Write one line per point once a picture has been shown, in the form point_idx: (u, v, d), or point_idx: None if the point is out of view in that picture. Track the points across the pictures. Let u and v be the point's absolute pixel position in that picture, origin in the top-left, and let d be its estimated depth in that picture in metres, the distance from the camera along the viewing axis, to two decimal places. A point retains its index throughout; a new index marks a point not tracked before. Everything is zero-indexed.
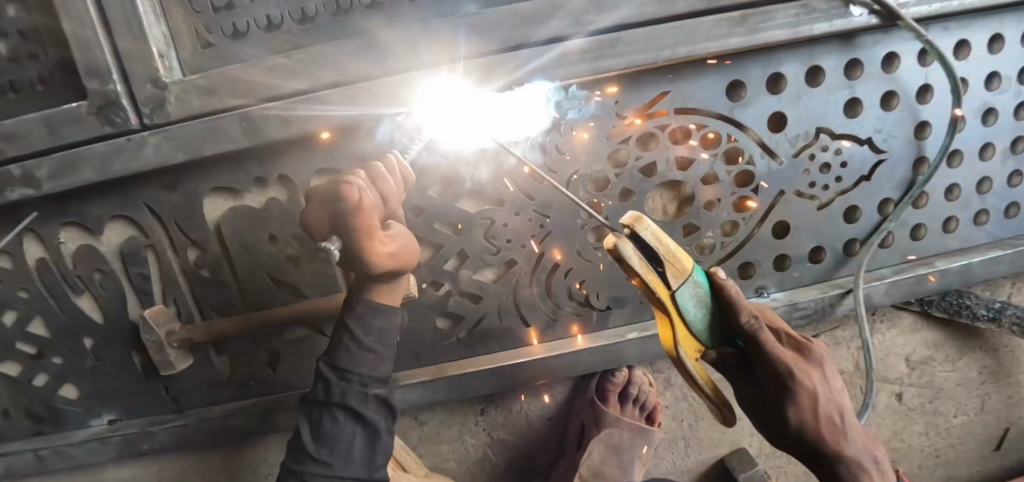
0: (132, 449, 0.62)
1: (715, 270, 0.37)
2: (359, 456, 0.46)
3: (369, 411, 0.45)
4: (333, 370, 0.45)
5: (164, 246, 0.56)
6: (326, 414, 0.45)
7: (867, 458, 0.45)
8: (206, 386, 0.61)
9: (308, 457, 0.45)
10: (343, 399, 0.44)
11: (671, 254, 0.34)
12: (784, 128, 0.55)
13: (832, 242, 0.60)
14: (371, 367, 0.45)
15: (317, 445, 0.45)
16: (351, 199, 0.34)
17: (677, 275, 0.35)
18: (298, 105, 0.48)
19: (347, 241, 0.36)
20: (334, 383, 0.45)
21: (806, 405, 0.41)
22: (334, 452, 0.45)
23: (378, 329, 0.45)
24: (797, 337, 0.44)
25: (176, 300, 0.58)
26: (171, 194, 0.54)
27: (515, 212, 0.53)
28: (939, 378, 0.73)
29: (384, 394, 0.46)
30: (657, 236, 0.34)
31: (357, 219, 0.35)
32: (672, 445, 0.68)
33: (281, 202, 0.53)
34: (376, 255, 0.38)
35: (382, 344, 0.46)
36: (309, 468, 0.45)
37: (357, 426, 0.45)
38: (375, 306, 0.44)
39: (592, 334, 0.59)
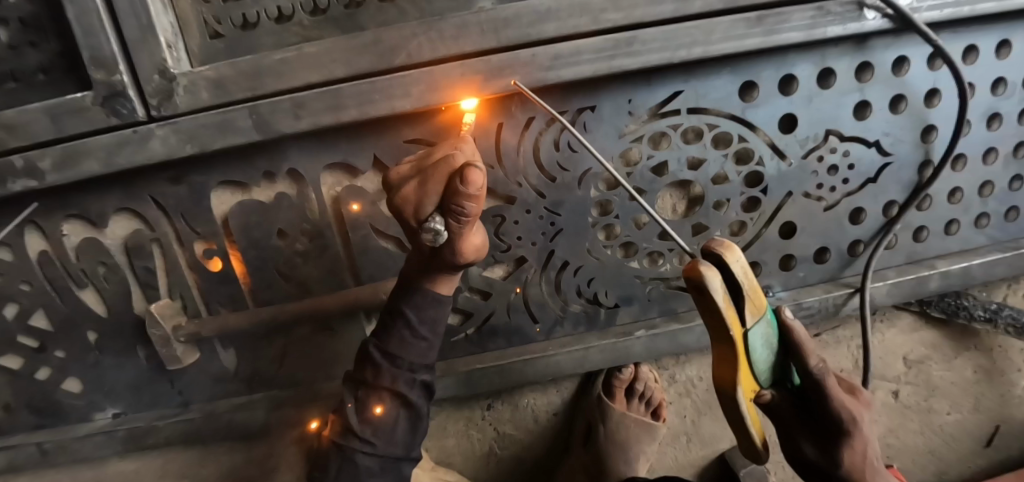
0: (138, 443, 0.62)
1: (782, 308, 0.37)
2: (401, 437, 0.46)
3: (415, 395, 0.46)
4: (385, 353, 0.45)
5: (171, 239, 0.55)
6: (373, 394, 0.45)
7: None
8: (213, 381, 0.61)
9: (352, 437, 0.45)
10: (393, 381, 0.45)
11: (752, 291, 0.34)
12: (794, 130, 0.55)
13: (838, 243, 0.61)
14: (421, 353, 0.45)
15: (361, 424, 0.45)
16: (473, 186, 0.32)
17: (753, 312, 0.34)
18: (309, 100, 0.47)
19: (452, 226, 0.35)
20: (385, 366, 0.45)
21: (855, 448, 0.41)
22: (378, 432, 0.45)
23: (433, 318, 0.44)
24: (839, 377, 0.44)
25: (182, 295, 0.57)
26: (178, 187, 0.53)
27: (525, 210, 0.53)
28: (935, 377, 0.74)
29: (429, 379, 0.47)
30: (743, 269, 0.33)
31: (471, 206, 0.33)
32: (675, 441, 0.69)
33: (290, 196, 0.53)
34: (470, 244, 0.38)
35: (433, 332, 0.45)
36: (352, 446, 0.45)
37: (402, 409, 0.46)
38: (433, 297, 0.44)
39: (599, 332, 0.60)
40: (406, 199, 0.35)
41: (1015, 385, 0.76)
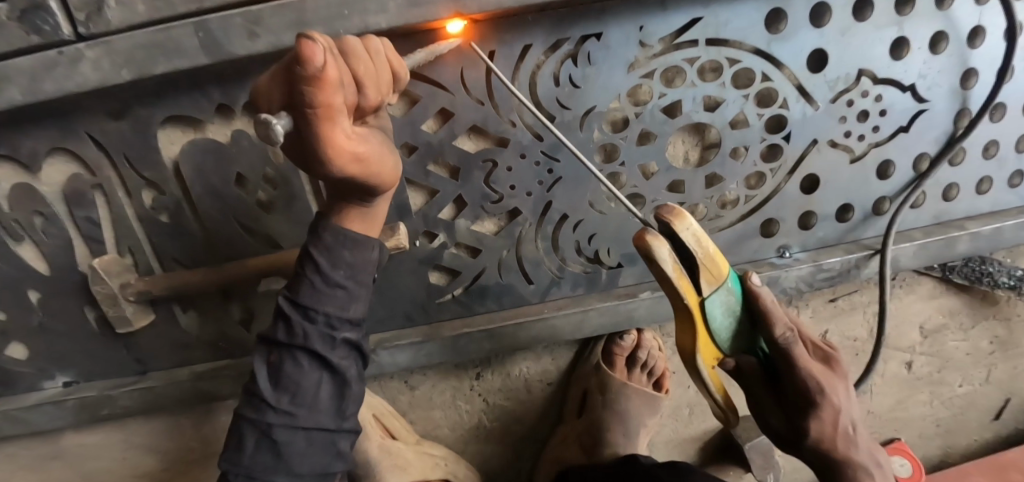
0: (93, 413, 0.56)
1: (750, 276, 0.34)
2: (327, 405, 0.41)
3: (337, 357, 0.40)
4: (295, 308, 0.38)
5: (116, 185, 0.48)
6: (286, 356, 0.39)
7: (868, 456, 0.44)
8: (172, 346, 0.55)
9: (266, 410, 0.40)
10: (307, 341, 0.39)
11: (710, 260, 0.31)
12: (824, 69, 0.49)
13: (862, 199, 0.56)
14: (340, 307, 0.39)
15: (276, 392, 0.40)
16: (310, 66, 0.22)
17: (710, 282, 0.31)
18: (266, 15, 0.39)
19: (300, 128, 0.25)
20: (296, 322, 0.38)
21: (827, 417, 0.39)
22: (296, 401, 0.40)
23: (348, 263, 0.38)
24: (822, 345, 0.40)
25: (132, 250, 0.50)
26: (120, 123, 0.45)
27: (520, 155, 0.47)
28: (949, 348, 0.70)
29: (353, 337, 0.41)
30: (697, 239, 0.30)
31: (314, 98, 0.23)
32: (676, 413, 0.64)
33: (249, 135, 0.46)
34: (338, 154, 0.28)
35: (354, 281, 0.39)
36: (268, 419, 0.40)
37: (324, 373, 0.40)
38: (344, 236, 0.37)
39: (599, 294, 0.54)
40: (262, 101, 0.26)
41: None
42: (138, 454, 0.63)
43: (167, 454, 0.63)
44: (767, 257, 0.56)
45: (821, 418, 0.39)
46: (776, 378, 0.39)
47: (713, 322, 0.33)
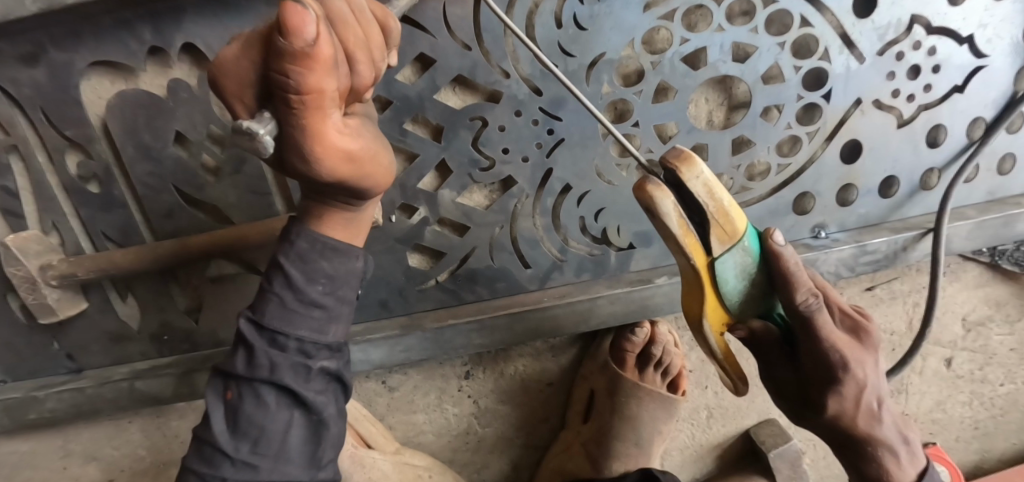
0: (17, 419, 0.48)
1: (772, 232, 0.26)
2: (299, 453, 0.31)
3: (311, 392, 0.31)
4: (259, 332, 0.30)
5: (34, 147, 0.40)
6: (247, 392, 0.30)
7: (901, 444, 0.36)
8: (110, 339, 0.47)
9: (218, 463, 0.30)
10: (274, 372, 0.30)
11: (720, 211, 0.24)
12: (872, 14, 0.42)
13: (909, 171, 0.48)
14: (317, 330, 0.31)
15: (233, 439, 0.30)
16: (299, 38, 0.19)
17: (722, 240, 0.24)
18: None
19: (284, 115, 0.23)
20: (261, 350, 0.30)
21: (851, 397, 0.31)
22: (260, 449, 0.30)
23: (329, 275, 0.31)
24: (851, 313, 0.32)
25: (58, 225, 0.43)
26: (33, 70, 0.37)
27: (514, 112, 0.40)
28: (994, 343, 0.63)
29: (334, 367, 0.32)
30: (708, 189, 0.23)
31: (300, 75, 0.21)
32: (693, 416, 0.57)
33: (189, 85, 0.38)
34: (326, 149, 0.25)
35: (333, 297, 0.32)
36: (222, 473, 0.29)
37: (296, 411, 0.31)
38: (324, 243, 0.31)
39: (607, 279, 0.47)
40: (226, 78, 0.23)
41: None
42: (79, 463, 0.55)
43: (113, 465, 0.55)
44: (799, 238, 0.48)
45: (843, 398, 0.31)
46: (792, 351, 0.32)
47: (725, 290, 0.26)
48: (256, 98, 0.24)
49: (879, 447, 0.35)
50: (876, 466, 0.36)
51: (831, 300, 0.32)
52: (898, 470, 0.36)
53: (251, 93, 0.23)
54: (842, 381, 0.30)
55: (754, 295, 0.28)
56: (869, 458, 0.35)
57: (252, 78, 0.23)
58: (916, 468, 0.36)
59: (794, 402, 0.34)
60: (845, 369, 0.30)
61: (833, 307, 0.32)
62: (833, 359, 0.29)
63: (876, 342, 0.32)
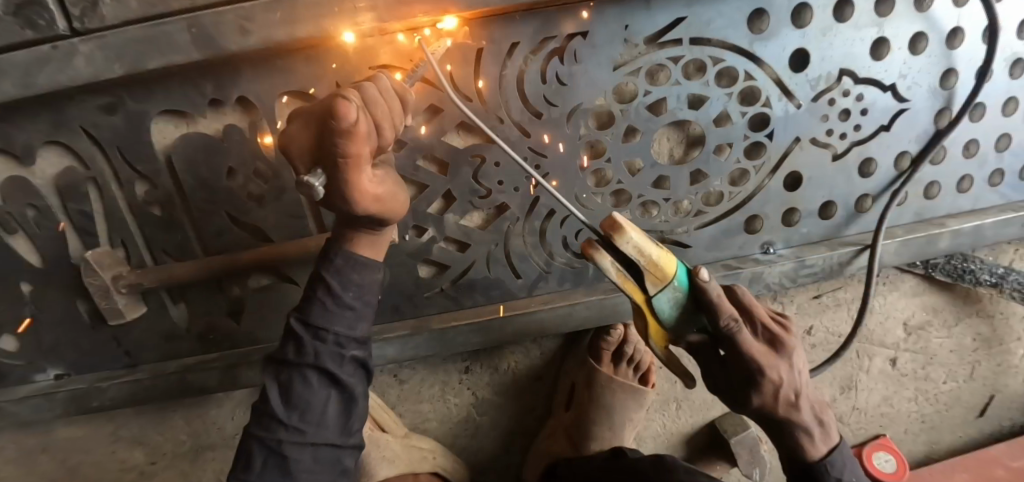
0: (82, 406, 0.56)
1: (698, 271, 0.34)
2: (334, 421, 0.41)
3: (345, 374, 0.41)
4: (305, 328, 0.40)
5: (108, 179, 0.48)
6: (295, 375, 0.40)
7: (814, 425, 0.45)
8: (163, 338, 0.55)
9: (275, 429, 0.40)
10: (318, 360, 0.39)
11: (653, 265, 0.32)
12: (805, 68, 0.50)
13: (845, 196, 0.57)
14: (349, 326, 0.40)
15: (286, 410, 0.40)
16: (345, 122, 0.27)
17: (656, 282, 0.33)
18: (257, 11, 0.40)
19: (332, 172, 0.31)
20: (307, 342, 0.39)
21: (768, 392, 0.40)
22: (306, 418, 0.40)
23: (358, 283, 0.40)
24: (773, 327, 0.40)
25: (124, 243, 0.51)
26: (113, 117, 0.45)
27: (508, 150, 0.48)
28: (934, 344, 0.71)
29: (362, 355, 0.42)
30: (638, 252, 0.31)
31: (345, 146, 0.28)
32: (663, 407, 0.66)
33: (241, 129, 0.47)
34: (361, 193, 0.33)
35: (361, 300, 0.41)
36: (278, 436, 0.40)
37: (332, 390, 0.41)
38: (355, 259, 0.39)
39: (586, 288, 0.55)
40: (290, 146, 0.31)
41: (1012, 354, 0.74)
42: (127, 447, 0.62)
43: (156, 450, 0.63)
44: (750, 254, 0.57)
45: (764, 395, 0.40)
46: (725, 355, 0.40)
47: (662, 316, 0.35)
48: (308, 158, 0.31)
49: (797, 428, 0.44)
50: (795, 443, 0.45)
51: (755, 316, 0.40)
52: (811, 444, 0.45)
53: (306, 154, 0.31)
54: (760, 381, 0.39)
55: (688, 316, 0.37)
56: (789, 437, 0.44)
57: (309, 145, 0.31)
58: (826, 442, 0.46)
59: (728, 397, 0.43)
60: (761, 373, 0.38)
61: (758, 322, 0.40)
62: (750, 365, 0.38)
63: (791, 350, 0.40)
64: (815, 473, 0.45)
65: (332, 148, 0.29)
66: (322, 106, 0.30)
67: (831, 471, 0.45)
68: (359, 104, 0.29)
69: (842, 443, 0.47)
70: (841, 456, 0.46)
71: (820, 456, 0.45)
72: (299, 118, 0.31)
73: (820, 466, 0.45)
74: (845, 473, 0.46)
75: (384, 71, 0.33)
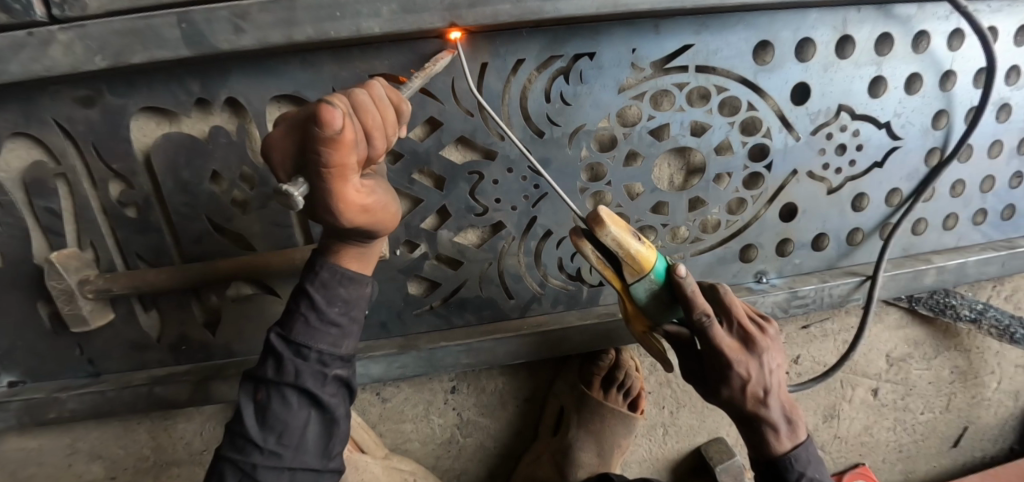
0: (34, 418, 0.52)
1: (676, 267, 0.34)
2: (312, 445, 0.39)
3: (327, 395, 0.38)
4: (286, 345, 0.37)
5: (80, 176, 0.45)
6: (273, 394, 0.37)
7: (782, 422, 0.43)
8: (131, 347, 0.52)
9: (244, 455, 0.37)
10: (298, 379, 0.37)
11: (631, 256, 0.32)
12: (806, 102, 0.50)
13: (837, 229, 0.57)
14: (333, 344, 0.38)
15: (261, 432, 0.37)
16: (329, 128, 0.25)
17: (631, 270, 0.33)
18: (253, 9, 0.37)
19: (314, 182, 0.29)
20: (287, 360, 0.37)
21: (735, 382, 0.39)
22: (283, 441, 0.37)
23: (345, 299, 0.38)
24: (747, 326, 0.40)
25: (94, 244, 0.48)
26: (89, 112, 0.43)
27: (507, 169, 0.47)
28: (914, 376, 0.72)
29: (344, 374, 0.39)
30: (616, 244, 0.31)
31: (329, 154, 0.26)
32: (650, 433, 0.65)
33: (228, 131, 0.44)
34: (347, 205, 0.31)
35: (347, 317, 0.39)
36: (252, 460, 0.37)
37: (313, 411, 0.38)
38: (342, 273, 0.38)
39: (580, 311, 0.54)
40: (272, 151, 0.29)
41: (986, 387, 0.76)
42: (84, 461, 0.58)
43: (117, 463, 0.59)
44: (744, 282, 0.57)
45: (731, 386, 0.40)
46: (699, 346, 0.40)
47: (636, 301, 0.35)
48: (292, 166, 0.30)
49: (764, 423, 0.42)
50: (762, 438, 0.43)
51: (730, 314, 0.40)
52: (775, 439, 0.43)
53: (290, 162, 0.29)
54: (725, 372, 0.39)
55: (664, 308, 0.36)
56: (754, 430, 0.43)
57: (291, 152, 0.29)
58: (792, 439, 0.43)
59: (698, 386, 0.43)
60: (728, 365, 0.38)
61: (733, 318, 0.40)
62: (718, 354, 0.38)
63: (763, 348, 0.40)
64: (779, 470, 0.43)
65: (314, 159, 0.27)
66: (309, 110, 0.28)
67: (794, 467, 0.42)
68: (347, 111, 0.27)
69: (808, 443, 0.44)
70: (806, 452, 0.43)
71: (783, 451, 0.43)
72: (282, 124, 0.29)
73: (784, 461, 0.43)
74: (810, 469, 0.43)
75: (380, 79, 0.31)
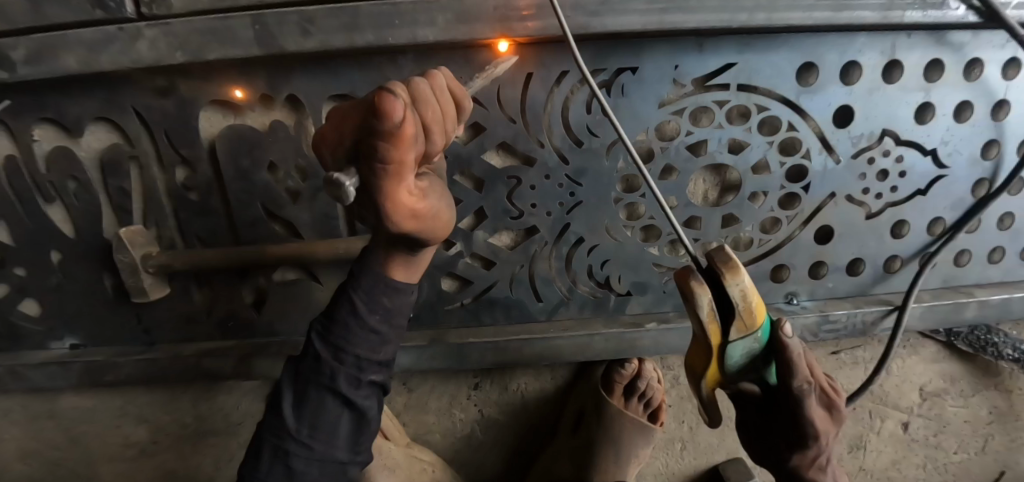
0: (92, 379, 0.56)
1: (784, 325, 0.32)
2: (343, 439, 0.41)
3: (360, 398, 0.40)
4: (327, 348, 0.39)
5: (152, 160, 0.49)
6: (312, 392, 0.40)
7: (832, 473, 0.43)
8: (182, 321, 0.56)
9: (281, 444, 0.41)
10: (334, 382, 0.39)
11: (749, 314, 0.29)
12: (848, 125, 0.50)
13: (874, 255, 0.56)
14: (372, 350, 0.40)
15: (297, 423, 0.40)
16: (390, 118, 0.26)
17: (740, 331, 0.29)
18: (320, 14, 0.40)
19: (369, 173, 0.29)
20: (327, 362, 0.39)
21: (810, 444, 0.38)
22: (315, 436, 0.40)
23: (390, 294, 0.39)
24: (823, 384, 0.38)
25: (158, 223, 0.51)
26: (164, 101, 0.47)
27: (544, 175, 0.48)
28: (948, 412, 0.69)
29: (379, 380, 0.41)
30: (742, 296, 0.28)
31: (387, 146, 0.27)
32: (668, 446, 0.65)
33: (287, 126, 0.48)
34: (396, 200, 0.31)
35: (389, 325, 0.40)
36: (287, 445, 0.40)
37: (345, 410, 0.41)
38: (387, 270, 0.38)
39: (606, 318, 0.55)
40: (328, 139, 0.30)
41: None
42: (131, 424, 0.63)
43: (159, 429, 0.63)
44: (774, 303, 0.57)
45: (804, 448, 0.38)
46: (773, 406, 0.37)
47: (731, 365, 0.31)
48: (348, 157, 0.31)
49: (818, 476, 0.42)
50: None
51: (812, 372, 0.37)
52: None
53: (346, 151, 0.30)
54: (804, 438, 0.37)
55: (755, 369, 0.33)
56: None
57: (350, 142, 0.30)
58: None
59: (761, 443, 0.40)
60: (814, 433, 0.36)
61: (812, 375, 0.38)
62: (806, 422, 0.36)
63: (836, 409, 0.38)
64: None
65: (374, 150, 0.28)
66: (373, 103, 0.29)
67: None
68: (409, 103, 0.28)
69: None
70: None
71: None
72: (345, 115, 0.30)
73: None
74: None
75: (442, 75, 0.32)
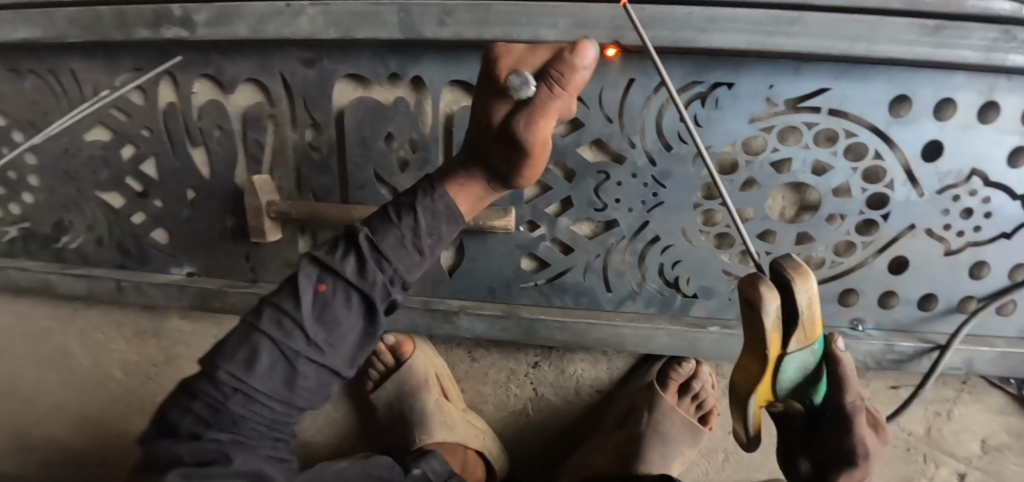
0: (202, 305, 0.64)
1: (837, 338, 0.31)
2: (349, 351, 0.33)
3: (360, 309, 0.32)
4: (373, 246, 0.32)
5: (286, 120, 0.57)
6: (340, 288, 0.31)
7: None
8: (285, 265, 0.63)
9: (195, 414, 0.32)
10: (371, 284, 0.31)
11: (813, 325, 0.27)
12: (936, 160, 0.51)
13: (948, 293, 0.56)
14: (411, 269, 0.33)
15: (309, 320, 0.31)
16: (579, 54, 0.26)
17: (802, 342, 0.27)
18: (458, 8, 0.46)
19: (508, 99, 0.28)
20: (371, 261, 0.32)
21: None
22: (304, 330, 0.31)
23: (434, 228, 0.33)
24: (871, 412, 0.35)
25: (282, 175, 0.59)
26: (307, 70, 0.54)
27: (632, 174, 0.52)
28: (1009, 470, 0.66)
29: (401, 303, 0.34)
30: (810, 303, 0.26)
31: (552, 79, 0.26)
32: (710, 454, 0.66)
33: (408, 103, 0.54)
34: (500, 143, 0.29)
35: (431, 250, 0.33)
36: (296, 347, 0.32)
37: (359, 317, 0.32)
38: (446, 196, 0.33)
39: (669, 317, 0.57)
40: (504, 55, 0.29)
41: None
42: None
43: None
44: (838, 327, 0.58)
45: None
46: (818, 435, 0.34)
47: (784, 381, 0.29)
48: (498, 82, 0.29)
49: None
50: None
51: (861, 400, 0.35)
52: None
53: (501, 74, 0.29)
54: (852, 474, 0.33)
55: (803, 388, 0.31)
56: None
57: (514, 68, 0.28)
58: None
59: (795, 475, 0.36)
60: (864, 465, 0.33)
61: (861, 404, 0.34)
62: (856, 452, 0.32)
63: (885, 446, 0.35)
64: None
65: (517, 129, 0.27)
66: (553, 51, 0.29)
67: None
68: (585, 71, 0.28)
69: None
70: None
71: None
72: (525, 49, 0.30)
73: None
74: None
75: None
